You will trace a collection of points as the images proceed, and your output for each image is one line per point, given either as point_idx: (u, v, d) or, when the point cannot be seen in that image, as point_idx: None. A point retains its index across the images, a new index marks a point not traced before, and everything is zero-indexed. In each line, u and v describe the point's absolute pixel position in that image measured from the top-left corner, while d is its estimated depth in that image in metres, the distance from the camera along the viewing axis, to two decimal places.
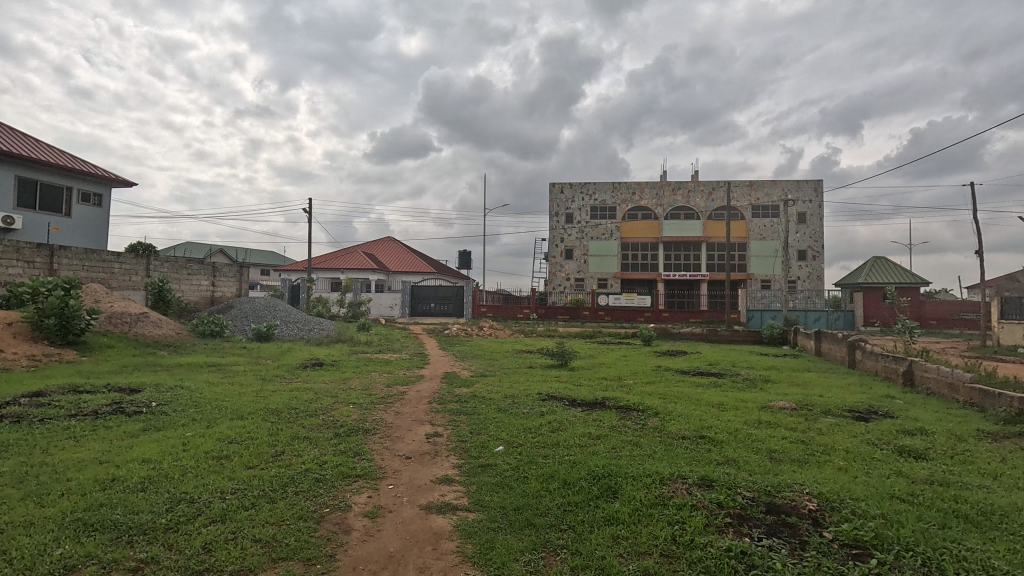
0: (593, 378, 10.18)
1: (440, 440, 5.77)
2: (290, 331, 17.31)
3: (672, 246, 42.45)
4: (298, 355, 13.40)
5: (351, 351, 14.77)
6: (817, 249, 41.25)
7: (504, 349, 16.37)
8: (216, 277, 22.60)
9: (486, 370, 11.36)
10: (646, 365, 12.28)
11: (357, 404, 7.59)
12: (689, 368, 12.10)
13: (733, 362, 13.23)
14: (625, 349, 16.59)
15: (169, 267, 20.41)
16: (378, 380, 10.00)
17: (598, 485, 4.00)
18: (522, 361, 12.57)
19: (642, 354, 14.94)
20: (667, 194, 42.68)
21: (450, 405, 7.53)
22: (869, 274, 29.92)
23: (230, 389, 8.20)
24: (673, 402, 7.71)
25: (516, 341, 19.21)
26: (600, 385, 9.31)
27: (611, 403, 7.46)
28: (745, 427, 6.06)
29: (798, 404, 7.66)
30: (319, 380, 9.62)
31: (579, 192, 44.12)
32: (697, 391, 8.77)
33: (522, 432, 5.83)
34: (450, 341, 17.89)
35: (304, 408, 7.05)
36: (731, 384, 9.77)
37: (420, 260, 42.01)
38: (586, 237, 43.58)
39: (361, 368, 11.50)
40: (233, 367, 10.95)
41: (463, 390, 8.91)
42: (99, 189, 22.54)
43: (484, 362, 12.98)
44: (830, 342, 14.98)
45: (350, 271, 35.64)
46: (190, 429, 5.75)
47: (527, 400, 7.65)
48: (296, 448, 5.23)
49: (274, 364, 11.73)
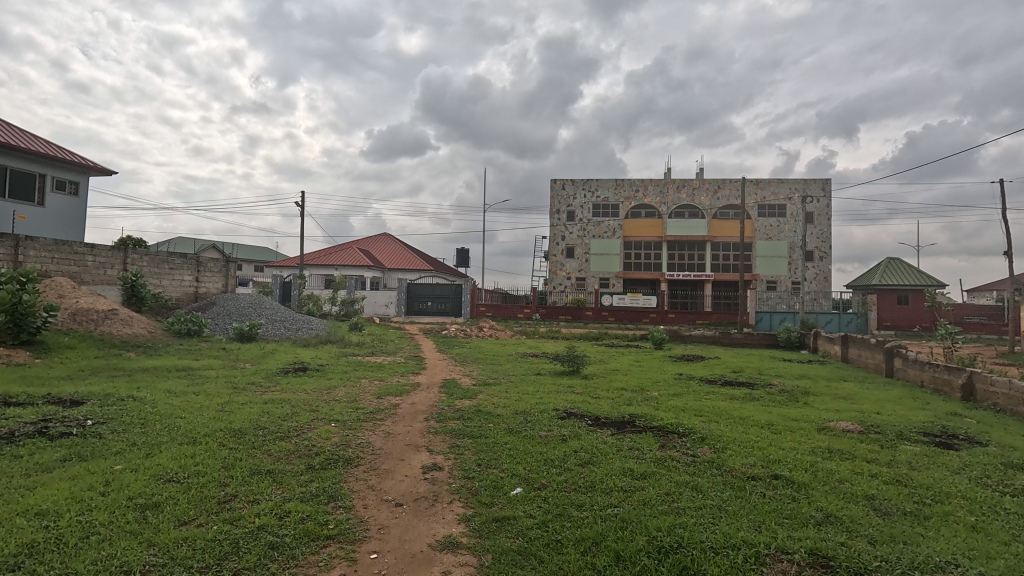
0: (611, 389, 8.99)
1: (438, 476, 4.56)
2: (275, 330, 16.06)
3: (676, 245, 41.33)
4: (282, 358, 12.17)
5: (341, 353, 13.55)
6: (824, 249, 40.22)
7: (508, 351, 15.19)
8: (201, 272, 21.36)
9: (489, 378, 10.18)
10: (666, 374, 11.09)
11: (340, 421, 6.40)
12: (713, 376, 10.95)
13: (758, 370, 12.09)
14: (638, 354, 15.40)
15: (149, 261, 19.14)
16: (368, 388, 8.81)
17: (668, 564, 2.83)
18: (528, 367, 11.41)
19: (657, 361, 13.77)
20: (671, 192, 41.54)
21: (450, 424, 6.33)
22: (882, 275, 28.84)
23: (191, 402, 6.96)
24: (714, 423, 6.52)
25: (518, 343, 18.02)
26: (621, 398, 8.14)
27: (642, 424, 6.28)
28: (820, 461, 4.89)
29: (862, 425, 6.49)
30: (299, 390, 8.39)
31: (581, 189, 42.93)
32: (736, 408, 7.60)
33: (544, 466, 4.65)
34: (448, 343, 16.70)
35: (275, 428, 5.82)
36: (769, 397, 8.60)
37: (417, 257, 40.77)
38: (588, 235, 42.44)
39: (350, 374, 10.29)
40: (204, 373, 9.71)
41: (465, 403, 7.72)
42: (76, 177, 21.31)
43: (486, 367, 11.82)
44: (860, 348, 13.85)
45: (344, 268, 34.35)
46: (121, 462, 4.52)
47: (543, 419, 6.47)
48: (254, 490, 4.02)
49: (253, 368, 10.50)
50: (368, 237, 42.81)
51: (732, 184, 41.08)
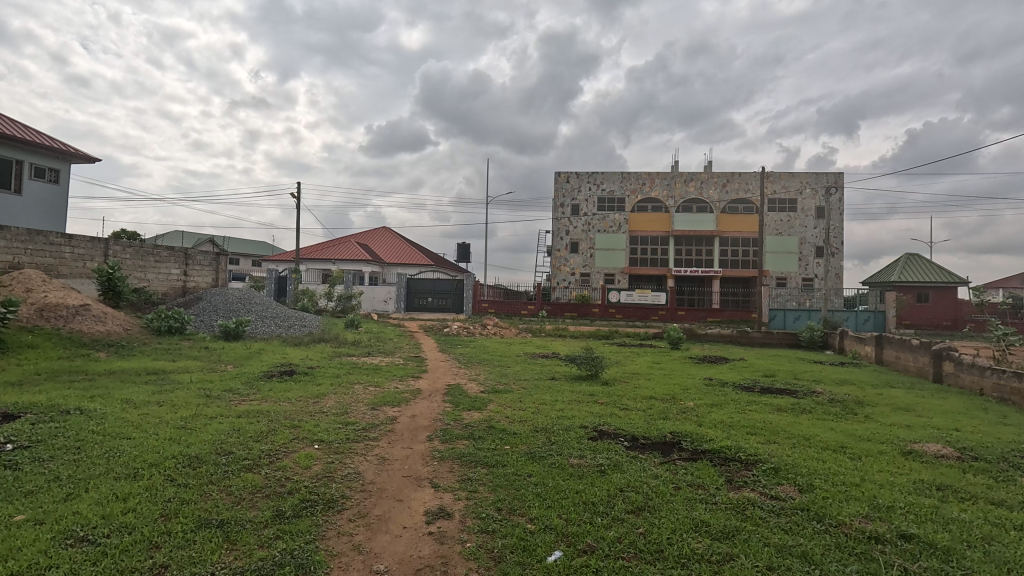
0: (639, 398, 7.86)
1: (448, 528, 3.45)
2: (264, 328, 14.93)
3: (683, 241, 40.21)
4: (268, 359, 11.01)
5: (334, 353, 12.43)
6: (836, 245, 39.16)
7: (516, 352, 14.08)
8: (189, 265, 20.26)
9: (498, 384, 9.05)
10: (694, 379, 9.97)
11: (325, 443, 5.28)
12: (747, 382, 9.83)
13: (794, 374, 10.99)
14: (655, 355, 14.24)
15: (131, 254, 18.00)
16: (363, 397, 7.71)
17: None
18: (541, 370, 10.29)
19: (679, 363, 12.64)
20: (679, 185, 40.33)
21: (459, 447, 5.21)
22: (901, 271, 27.72)
23: (149, 416, 5.84)
24: (776, 444, 5.42)
25: (525, 342, 16.91)
26: (654, 410, 7.03)
27: (693, 448, 5.18)
28: (939, 503, 3.80)
29: (955, 449, 5.40)
30: (282, 399, 7.26)
31: (586, 182, 41.71)
32: (791, 423, 6.51)
33: (587, 516, 3.54)
34: (451, 342, 15.58)
35: (244, 454, 4.70)
36: (820, 409, 7.52)
37: (417, 252, 39.59)
38: (593, 229, 41.27)
39: (343, 379, 9.16)
40: (178, 377, 8.58)
41: (475, 416, 6.61)
42: (57, 165, 20.16)
43: (493, 370, 10.71)
44: (897, 350, 12.80)
45: (341, 262, 33.20)
46: (24, 510, 3.40)
47: (571, 440, 5.36)
48: (195, 559, 2.93)
49: (234, 372, 9.36)
50: (367, 230, 41.60)
51: (741, 177, 39.90)
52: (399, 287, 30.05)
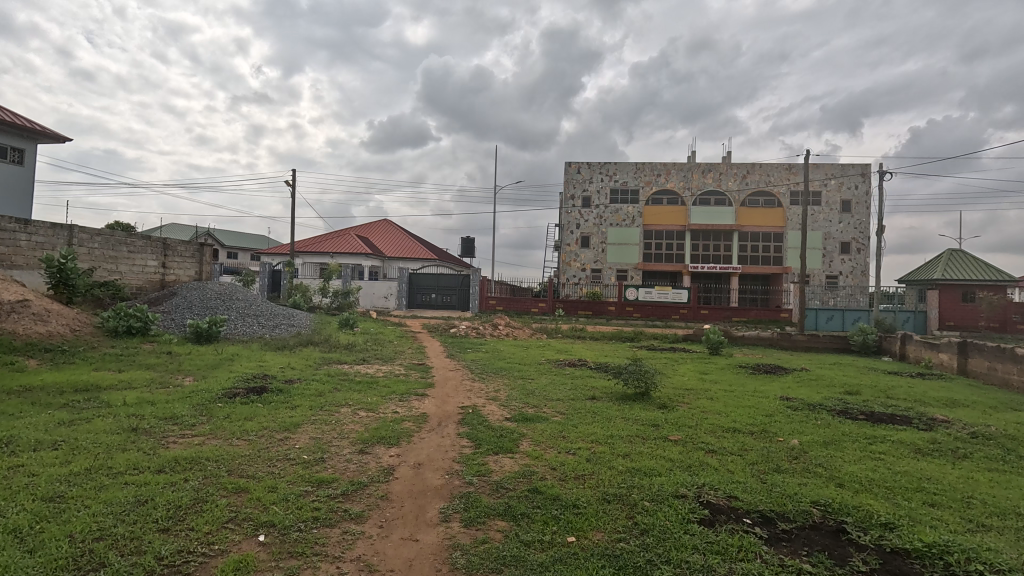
0: (720, 434, 5.83)
1: None
2: (243, 328, 12.92)
3: (700, 235, 38.17)
4: (238, 369, 8.99)
5: (322, 360, 10.41)
6: (862, 241, 37.08)
7: (535, 358, 12.09)
8: (168, 257, 18.33)
9: (526, 407, 7.02)
10: (768, 401, 7.91)
11: (276, 532, 3.25)
12: (836, 404, 7.81)
13: (883, 392, 8.97)
14: (698, 362, 12.20)
15: (100, 243, 16.06)
16: (350, 429, 5.71)
17: None
18: (577, 386, 8.31)
19: (731, 374, 10.66)
20: (696, 177, 38.18)
21: (492, 546, 3.15)
22: (945, 268, 25.53)
23: (15, 477, 3.83)
24: (999, 535, 3.39)
25: (542, 345, 15.00)
26: (758, 458, 4.97)
27: (877, 547, 3.16)
28: None
29: None
30: (239, 435, 5.25)
31: (598, 173, 39.53)
32: (965, 482, 4.50)
33: None
34: (461, 345, 13.67)
35: (125, 570, 2.70)
36: (971, 450, 5.51)
37: (420, 245, 37.58)
38: (605, 223, 39.17)
39: (328, 399, 7.10)
40: (111, 396, 6.57)
41: (506, 468, 4.57)
42: (20, 144, 18.20)
43: (514, 383, 8.76)
44: (990, 360, 10.79)
45: (339, 256, 31.19)
46: None
47: (674, 528, 3.31)
48: None
49: (188, 388, 7.30)
50: (368, 223, 39.57)
51: (763, 168, 37.72)
52: (400, 282, 28.05)
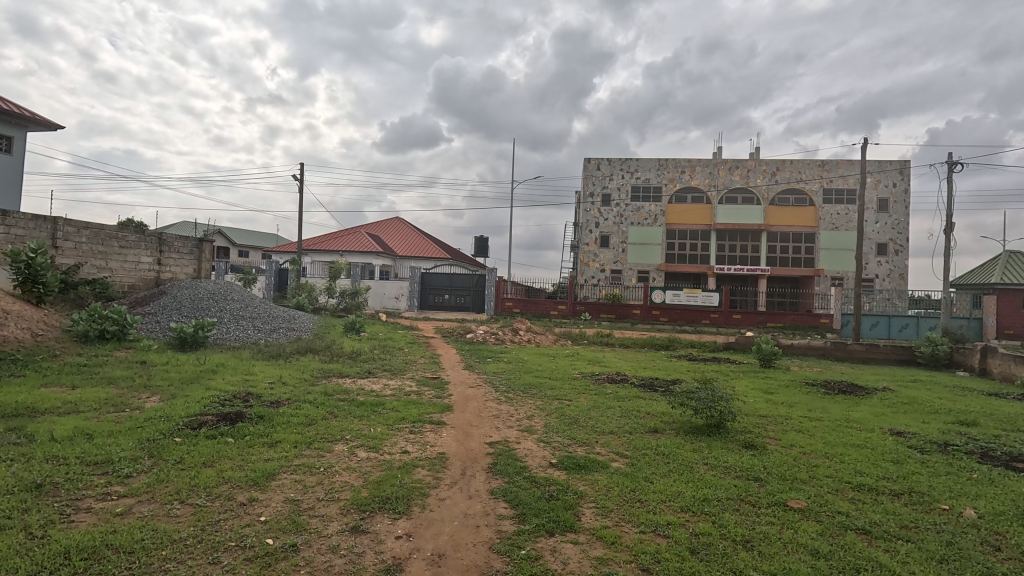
0: (858, 498, 4.16)
1: None
2: (235, 332, 11.51)
3: (726, 235, 36.29)
4: (218, 384, 7.51)
5: (319, 373, 8.88)
6: (901, 242, 34.90)
7: (566, 371, 10.50)
8: (164, 252, 17.06)
9: (576, 447, 5.44)
10: (875, 437, 6.23)
11: None
12: (970, 444, 6.05)
13: (1011, 424, 7.15)
14: (755, 378, 10.52)
15: (87, 237, 14.83)
16: (343, 484, 4.15)
17: None
18: (630, 416, 6.74)
19: (803, 395, 8.95)
20: (723, 173, 36.21)
21: None
22: (1003, 272, 23.36)
23: None
24: None
25: (570, 354, 13.43)
26: (950, 550, 3.30)
27: None
28: None
29: None
30: (185, 496, 3.72)
31: (618, 169, 37.74)
32: None
33: None
34: (480, 354, 12.16)
35: None
36: None
37: (432, 244, 36.16)
38: (625, 222, 37.40)
39: (319, 431, 5.56)
40: (37, 426, 5.06)
41: (572, 571, 2.97)
42: (9, 131, 17.04)
43: (551, 407, 7.22)
44: None
45: (348, 254, 29.89)
46: None
47: None
48: None
49: (147, 413, 5.80)
50: (379, 220, 38.24)
51: (794, 165, 35.67)
52: (412, 282, 26.60)
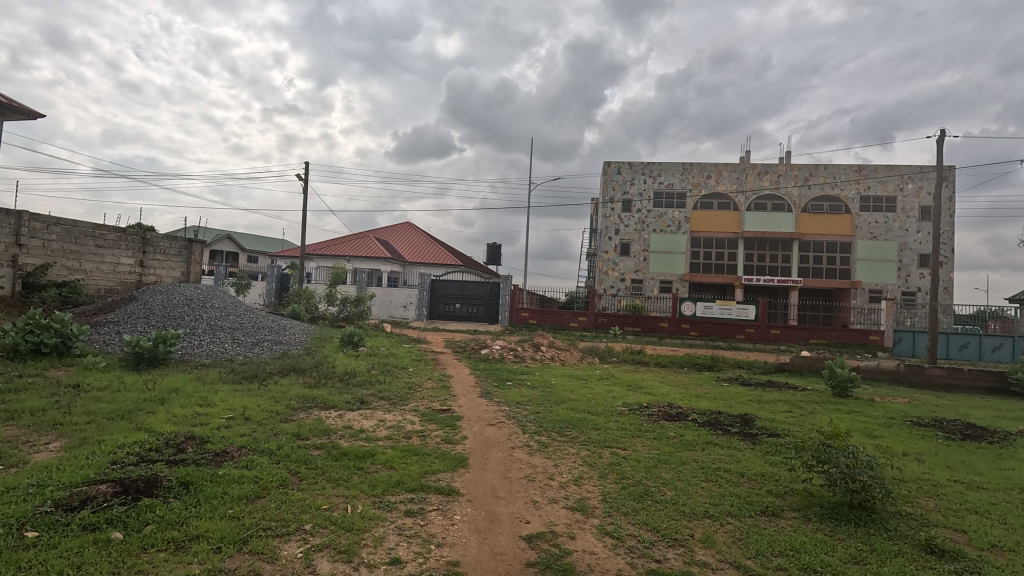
0: None
1: None
2: (209, 346, 9.69)
3: (755, 243, 34.05)
4: (153, 421, 5.59)
5: (297, 404, 6.92)
6: (945, 253, 32.43)
7: (606, 401, 8.51)
8: (147, 253, 15.41)
9: (672, 554, 3.41)
10: None
11: None
12: None
13: None
14: (844, 414, 8.37)
15: (57, 234, 13.15)
16: None
17: None
18: (721, 484, 4.72)
19: (927, 444, 6.80)
20: (752, 178, 33.98)
21: None
22: None
23: None
24: None
25: (602, 376, 11.36)
26: None
27: None
28: None
29: None
30: None
31: (639, 173, 35.69)
32: None
33: None
34: (498, 376, 10.20)
35: None
36: None
37: (444, 250, 34.35)
38: (647, 229, 35.34)
39: (267, 513, 3.61)
40: None
41: None
42: None
43: (602, 464, 5.21)
44: None
45: (354, 260, 28.18)
46: None
47: None
48: None
49: (15, 477, 3.88)
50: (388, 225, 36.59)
51: (828, 170, 33.38)
52: (421, 289, 24.81)
